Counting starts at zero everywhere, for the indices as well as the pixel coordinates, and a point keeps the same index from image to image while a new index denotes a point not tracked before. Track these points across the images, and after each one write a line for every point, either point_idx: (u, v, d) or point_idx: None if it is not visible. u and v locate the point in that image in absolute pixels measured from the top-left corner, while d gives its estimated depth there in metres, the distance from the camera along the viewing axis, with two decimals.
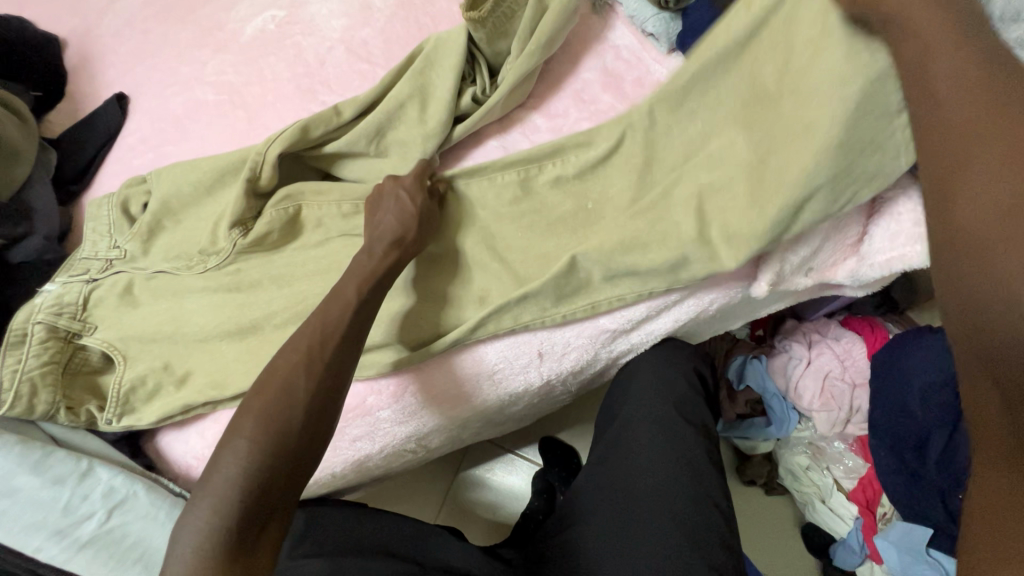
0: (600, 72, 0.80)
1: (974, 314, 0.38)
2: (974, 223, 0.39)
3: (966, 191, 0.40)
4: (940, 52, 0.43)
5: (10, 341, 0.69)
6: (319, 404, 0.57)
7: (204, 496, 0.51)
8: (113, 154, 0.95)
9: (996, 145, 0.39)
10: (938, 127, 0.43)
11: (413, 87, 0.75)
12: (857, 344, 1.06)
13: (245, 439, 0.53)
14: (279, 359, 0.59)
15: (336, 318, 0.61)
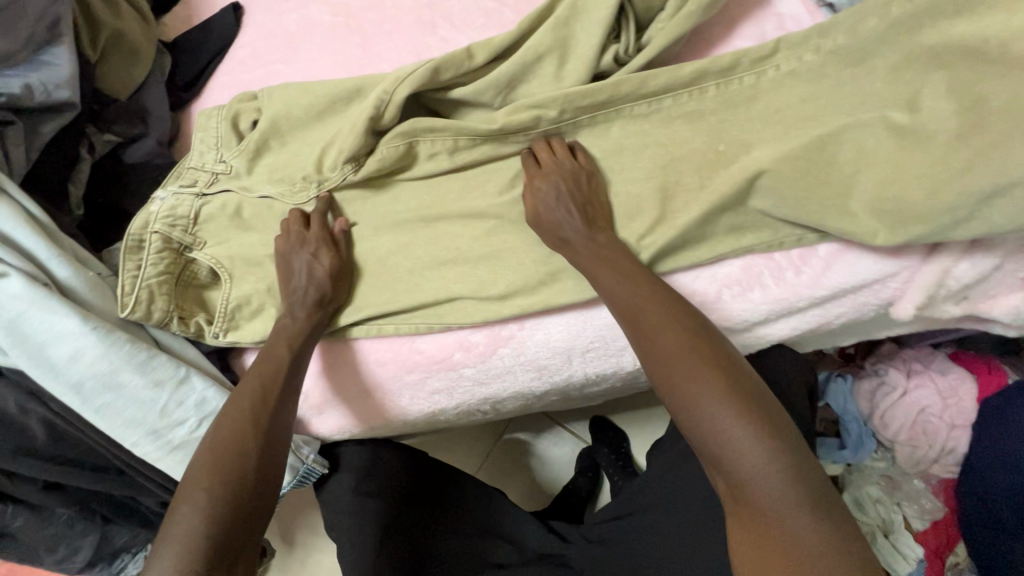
0: (756, 40, 0.71)
1: (717, 454, 0.48)
2: (706, 408, 0.49)
3: (669, 352, 0.53)
4: (620, 270, 0.60)
5: (129, 244, 0.71)
6: (261, 451, 0.59)
7: (170, 541, 0.52)
8: (224, 66, 0.93)
9: (675, 321, 0.55)
10: (654, 355, 0.54)
11: (554, 39, 0.69)
12: (967, 382, 0.96)
13: (203, 484, 0.55)
14: (225, 408, 0.62)
15: (273, 371, 0.64)
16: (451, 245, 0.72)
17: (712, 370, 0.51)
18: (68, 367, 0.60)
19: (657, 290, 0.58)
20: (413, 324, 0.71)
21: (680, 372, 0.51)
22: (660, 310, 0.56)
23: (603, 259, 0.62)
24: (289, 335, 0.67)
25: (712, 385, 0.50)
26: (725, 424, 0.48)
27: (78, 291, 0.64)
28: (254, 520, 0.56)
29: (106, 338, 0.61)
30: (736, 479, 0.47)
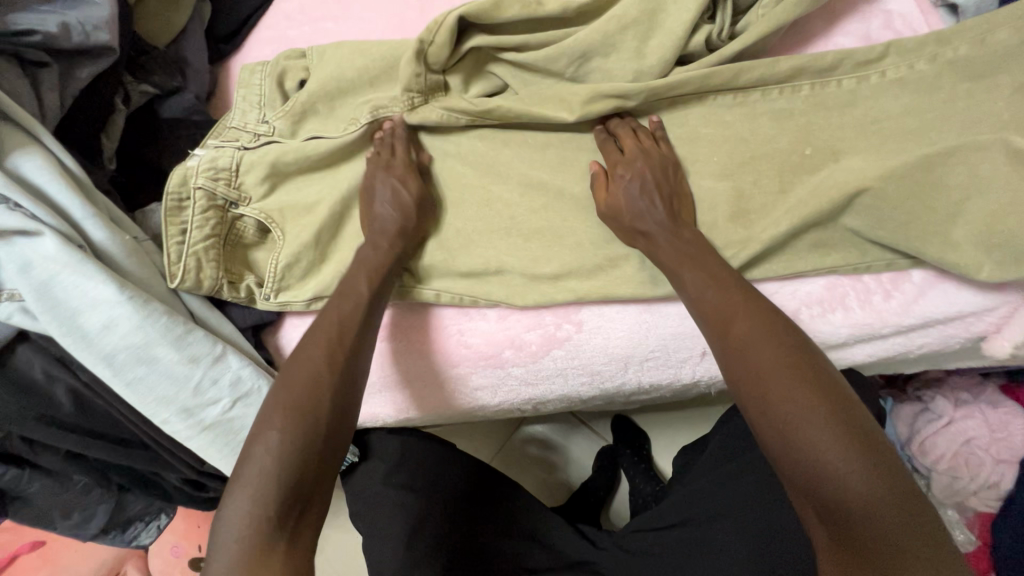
0: (859, 37, 0.65)
1: (813, 480, 0.43)
2: (805, 429, 0.45)
3: (759, 368, 0.49)
4: (705, 270, 0.57)
5: (171, 204, 0.66)
6: (339, 397, 0.54)
7: (249, 473, 0.48)
8: (268, 19, 0.87)
9: (771, 336, 0.51)
10: (743, 367, 0.50)
11: (642, 10, 0.62)
12: (1017, 416, 0.93)
13: (276, 421, 0.51)
14: (299, 350, 0.56)
15: (352, 308, 0.60)
16: (505, 229, 0.68)
17: (816, 393, 0.46)
18: (101, 337, 0.56)
19: (752, 299, 0.54)
20: (458, 297, 0.68)
21: (775, 387, 0.47)
22: (754, 321, 0.52)
23: (690, 257, 0.58)
24: (372, 266, 0.63)
25: (812, 406, 0.45)
26: (824, 449, 0.43)
27: (116, 256, 0.59)
28: (330, 463, 0.52)
29: (144, 308, 0.57)
30: (831, 507, 0.42)
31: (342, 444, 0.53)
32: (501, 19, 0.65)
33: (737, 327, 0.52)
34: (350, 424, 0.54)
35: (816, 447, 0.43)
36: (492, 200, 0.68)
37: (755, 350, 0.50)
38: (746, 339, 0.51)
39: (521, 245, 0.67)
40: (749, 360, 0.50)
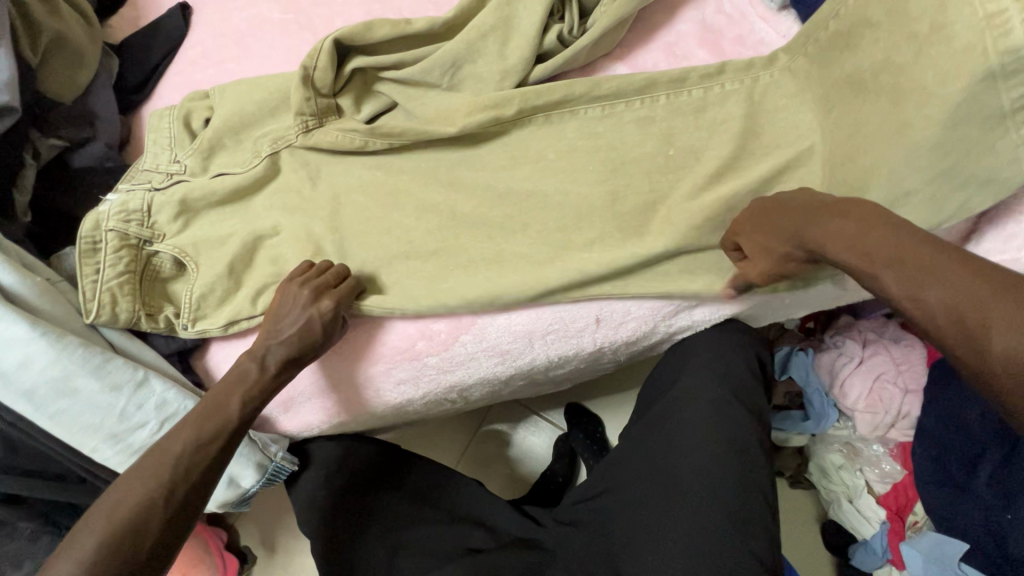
0: (697, 25, 0.73)
1: (971, 336, 0.42)
2: (924, 288, 0.44)
3: (843, 253, 0.50)
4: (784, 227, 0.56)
5: (84, 248, 0.70)
6: (177, 514, 0.55)
7: (93, 531, 0.52)
8: (174, 67, 0.92)
9: (861, 219, 0.50)
10: (849, 258, 0.50)
11: (497, 18, 0.71)
12: (916, 349, 1.02)
13: (137, 498, 0.54)
14: (194, 407, 0.61)
15: (252, 390, 0.63)
16: (404, 229, 0.73)
17: (924, 260, 0.45)
18: (19, 373, 0.59)
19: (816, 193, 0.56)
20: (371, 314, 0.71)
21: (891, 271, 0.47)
22: (807, 210, 0.54)
23: (761, 225, 0.59)
24: (250, 383, 0.63)
25: (923, 274, 0.44)
26: (962, 295, 0.43)
27: (28, 298, 0.62)
28: (165, 551, 0.54)
29: (58, 342, 0.60)
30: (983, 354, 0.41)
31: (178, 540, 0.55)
32: (374, 40, 0.73)
33: (885, 222, 0.49)
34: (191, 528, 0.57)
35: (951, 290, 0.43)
36: (391, 209, 0.74)
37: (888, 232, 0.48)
38: (893, 229, 0.48)
39: (422, 242, 0.73)
40: (899, 240, 0.47)
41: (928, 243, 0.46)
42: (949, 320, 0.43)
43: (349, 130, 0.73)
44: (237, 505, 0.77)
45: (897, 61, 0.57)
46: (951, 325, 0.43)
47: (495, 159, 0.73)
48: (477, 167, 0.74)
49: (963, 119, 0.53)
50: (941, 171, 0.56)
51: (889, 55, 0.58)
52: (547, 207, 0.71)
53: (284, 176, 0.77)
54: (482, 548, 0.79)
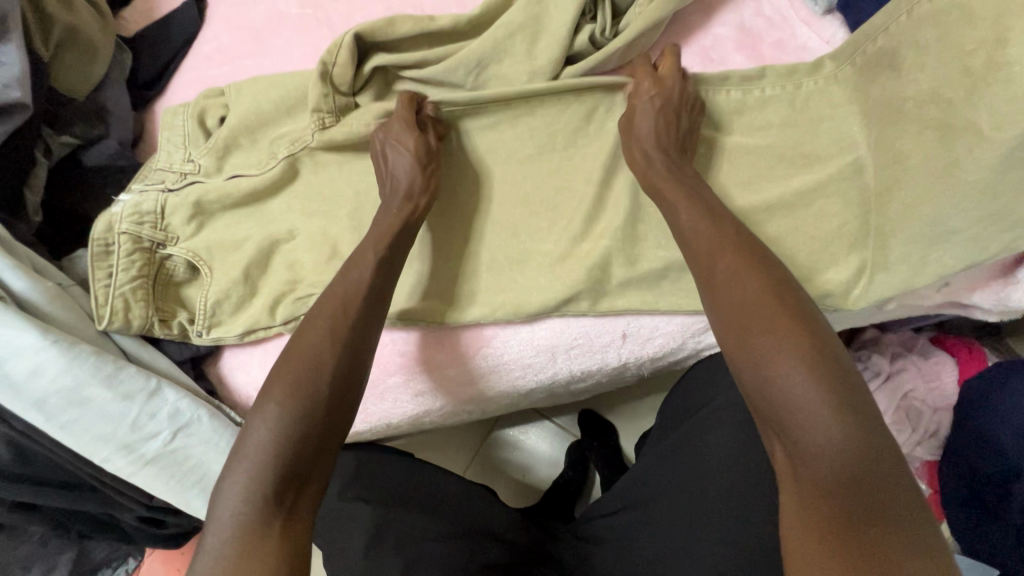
0: (736, 27, 0.69)
1: (780, 407, 0.45)
2: (784, 369, 0.46)
3: (747, 322, 0.49)
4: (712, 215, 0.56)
5: (96, 251, 0.68)
6: (340, 359, 0.54)
7: (242, 454, 0.49)
8: (188, 61, 0.89)
9: (766, 291, 0.50)
10: (726, 287, 0.52)
11: (526, 18, 0.68)
12: (947, 364, 0.97)
13: (271, 417, 0.51)
14: (301, 328, 0.56)
15: (355, 287, 0.59)
16: (424, 236, 0.71)
17: (790, 329, 0.47)
18: (29, 382, 0.57)
19: (745, 238, 0.55)
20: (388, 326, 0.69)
21: (746, 334, 0.48)
22: (741, 261, 0.52)
23: (683, 186, 0.59)
24: (382, 230, 0.63)
25: (796, 356, 0.46)
26: (775, 357, 0.46)
27: (39, 303, 0.61)
28: (328, 444, 0.52)
29: (70, 350, 0.59)
30: (794, 434, 0.44)
31: (341, 428, 0.53)
32: (396, 36, 0.70)
33: (724, 270, 0.53)
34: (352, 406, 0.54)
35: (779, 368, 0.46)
36: None
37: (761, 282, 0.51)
38: (733, 274, 0.52)
39: (442, 250, 0.70)
40: (728, 289, 0.51)
41: (767, 303, 0.49)
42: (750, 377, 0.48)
43: (371, 108, 0.70)
44: None
45: (946, 95, 0.52)
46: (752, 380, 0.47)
47: (520, 165, 0.70)
48: (500, 169, 0.70)
49: (1012, 163, 0.49)
50: (993, 213, 0.51)
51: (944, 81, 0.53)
52: (572, 214, 0.68)
53: (301, 178, 0.75)
54: (507, 560, 0.79)
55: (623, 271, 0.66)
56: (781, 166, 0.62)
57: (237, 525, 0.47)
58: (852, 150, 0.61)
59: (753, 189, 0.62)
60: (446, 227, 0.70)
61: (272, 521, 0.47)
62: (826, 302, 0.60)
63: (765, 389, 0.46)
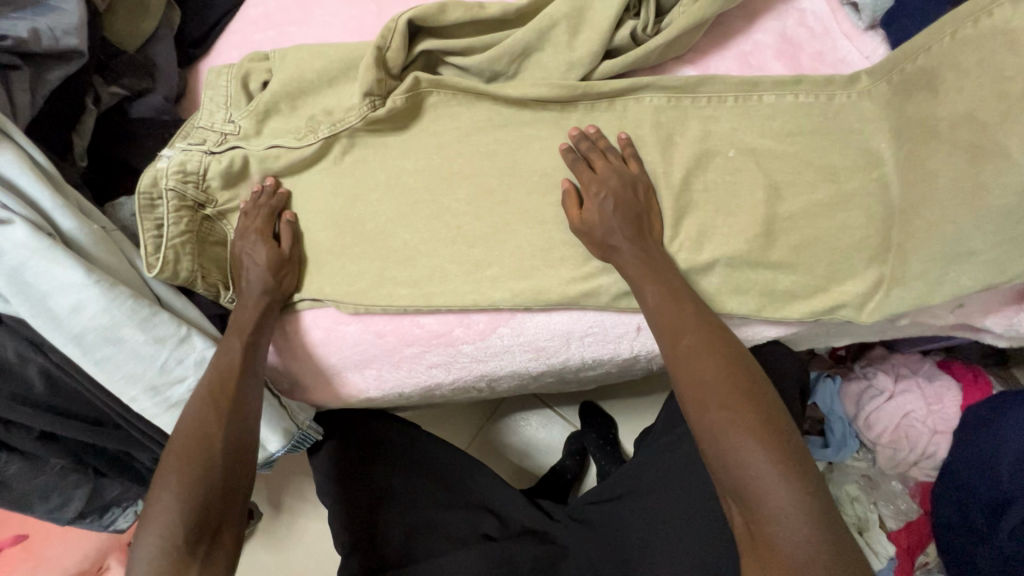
0: (776, 36, 0.70)
1: (738, 482, 0.50)
2: (742, 448, 0.50)
3: (707, 403, 0.53)
4: (667, 286, 0.61)
5: (144, 206, 0.71)
6: (229, 432, 0.61)
7: (153, 526, 0.56)
8: (235, 24, 0.91)
9: (726, 375, 0.54)
10: (665, 332, 0.59)
11: (570, 8, 0.69)
12: (952, 390, 0.98)
13: (178, 487, 0.57)
14: (190, 404, 0.63)
15: (228, 364, 0.65)
16: (454, 212, 0.73)
17: (738, 389, 0.53)
18: (70, 318, 0.60)
19: (703, 318, 0.59)
20: (406, 305, 0.72)
21: (707, 417, 0.53)
22: (704, 343, 0.57)
23: (651, 269, 0.62)
24: (246, 325, 0.69)
25: (753, 436, 0.50)
26: (721, 405, 0.53)
27: (83, 244, 0.63)
28: (233, 499, 0.60)
29: (110, 291, 0.61)
30: (753, 511, 0.49)
31: (243, 481, 0.62)
32: (446, 22, 0.71)
33: (667, 317, 0.59)
34: (249, 466, 0.63)
35: (725, 419, 0.52)
36: (440, 195, 0.74)
37: (698, 333, 0.58)
38: (662, 311, 0.60)
39: (469, 229, 0.72)
40: (677, 330, 0.58)
41: (719, 358, 0.56)
42: (700, 426, 0.53)
43: (413, 84, 0.73)
44: (259, 469, 0.76)
45: (980, 118, 0.53)
46: (705, 433, 0.53)
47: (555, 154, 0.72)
48: (533, 157, 0.72)
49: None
50: (1012, 239, 0.52)
51: (979, 104, 0.54)
52: None
53: (339, 150, 0.78)
54: (494, 536, 0.79)
55: None
56: (809, 176, 0.64)
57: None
58: (881, 167, 0.62)
59: (780, 197, 0.64)
60: (474, 207, 0.73)
61: (185, 570, 0.55)
62: (839, 311, 0.62)
63: (710, 436, 0.52)
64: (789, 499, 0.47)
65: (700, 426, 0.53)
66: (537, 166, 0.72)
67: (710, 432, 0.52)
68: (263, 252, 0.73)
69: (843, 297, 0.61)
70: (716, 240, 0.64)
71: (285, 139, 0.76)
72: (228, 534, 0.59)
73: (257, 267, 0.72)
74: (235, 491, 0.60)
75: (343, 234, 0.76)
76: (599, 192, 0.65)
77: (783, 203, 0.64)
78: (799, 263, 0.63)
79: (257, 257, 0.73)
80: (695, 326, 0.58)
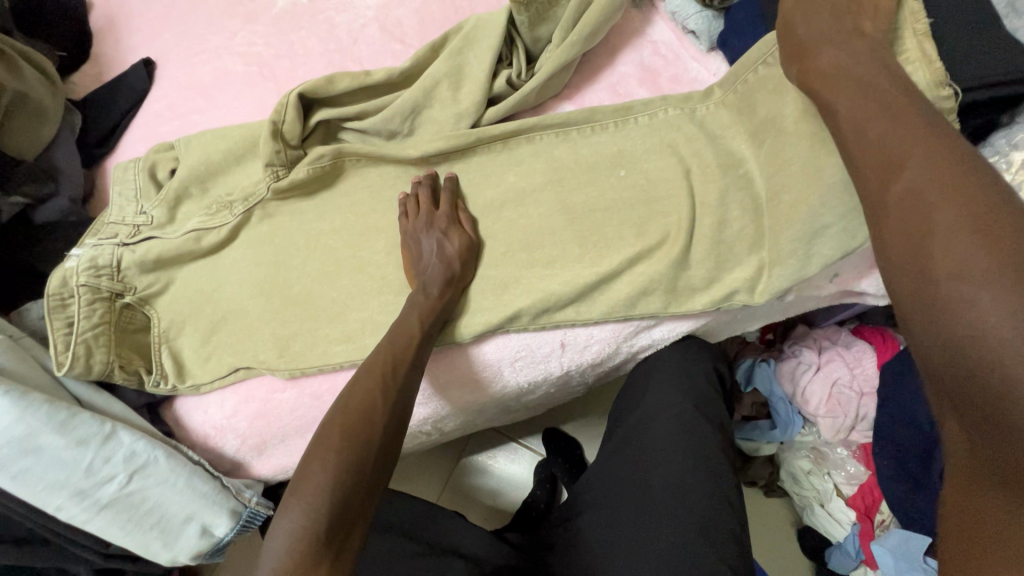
0: (636, 66, 0.79)
1: (968, 362, 0.38)
2: (978, 305, 0.38)
3: (930, 257, 0.42)
4: (889, 111, 0.50)
5: (52, 304, 0.71)
6: (388, 412, 0.60)
7: (299, 497, 0.54)
8: (138, 120, 0.94)
9: (963, 222, 0.41)
10: (870, 164, 0.50)
11: (449, 66, 0.75)
12: (867, 353, 1.06)
13: (330, 463, 0.55)
14: (356, 382, 0.62)
15: (405, 348, 0.64)
16: (374, 264, 0.77)
17: (974, 215, 0.41)
18: None
19: (959, 144, 0.46)
20: (339, 363, 0.72)
21: (935, 254, 0.42)
22: (930, 164, 0.45)
23: (883, 102, 0.51)
24: (424, 308, 0.67)
25: (1000, 291, 0.38)
26: (957, 232, 0.41)
27: None
28: (378, 481, 0.58)
29: (21, 400, 0.60)
30: (981, 382, 0.37)
31: (383, 479, 0.59)
32: (337, 93, 0.77)
33: (870, 146, 0.50)
34: (393, 456, 0.60)
35: (955, 255, 0.41)
36: (360, 251, 0.77)
37: (916, 154, 0.46)
38: (877, 134, 0.50)
39: (390, 278, 0.75)
40: (895, 156, 0.48)
41: (935, 182, 0.44)
42: (907, 277, 0.44)
43: (317, 157, 0.76)
44: (211, 556, 0.72)
45: None
46: (917, 284, 0.43)
47: (462, 197, 0.76)
48: None
49: None
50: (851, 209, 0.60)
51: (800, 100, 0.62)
52: (505, 235, 0.74)
53: (256, 225, 0.80)
54: None
55: (558, 277, 0.71)
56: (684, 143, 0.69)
57: (289, 567, 0.51)
58: (743, 165, 0.69)
59: (666, 203, 0.71)
60: (391, 257, 0.76)
61: (323, 561, 0.51)
62: (734, 297, 0.67)
63: (925, 282, 0.42)
64: None
65: (909, 279, 0.44)
66: None
67: (942, 277, 0.41)
68: (457, 237, 0.71)
69: (732, 284, 0.67)
70: (619, 249, 0.70)
71: (198, 220, 0.79)
72: (363, 528, 0.55)
73: (447, 254, 0.70)
74: (381, 474, 0.58)
75: (269, 304, 0.77)
76: (826, 47, 0.57)
77: (669, 208, 0.70)
78: (691, 259, 0.68)
79: (447, 240, 0.71)
80: (907, 148, 0.47)
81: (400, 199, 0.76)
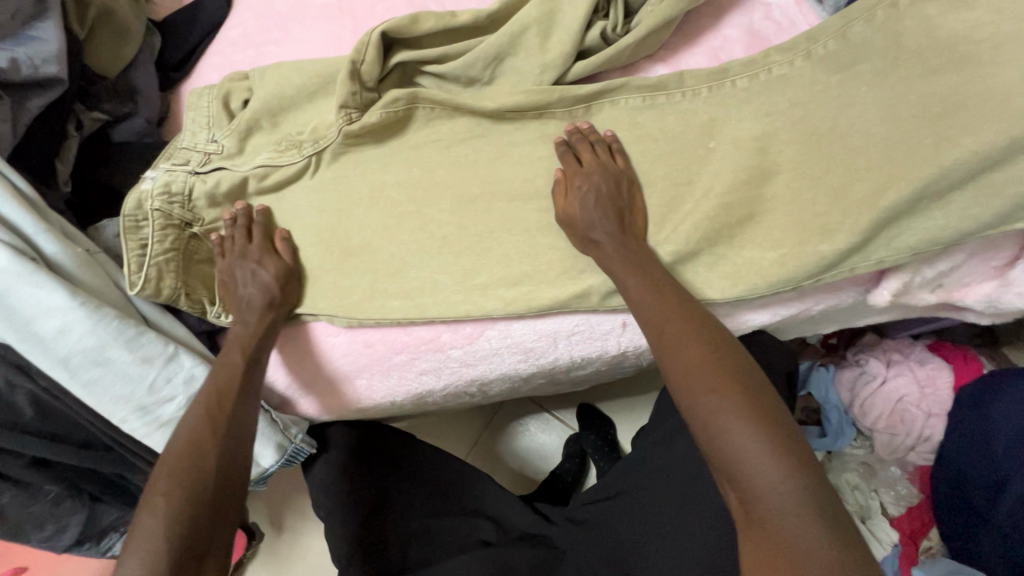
0: (744, 30, 0.72)
1: (728, 461, 0.48)
2: (759, 485, 0.46)
3: (755, 453, 0.47)
4: (649, 278, 0.61)
5: (127, 225, 0.72)
6: (216, 451, 0.58)
7: (138, 549, 0.51)
8: (215, 46, 0.92)
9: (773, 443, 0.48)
10: (669, 363, 0.55)
11: (541, 11, 0.70)
12: (944, 372, 0.99)
13: (161, 510, 0.53)
14: (180, 424, 0.61)
15: (228, 380, 0.64)
16: (437, 218, 0.74)
17: (723, 383, 0.51)
18: (55, 341, 0.60)
19: (687, 304, 0.59)
20: (395, 318, 0.72)
21: (693, 401, 0.52)
22: (690, 330, 0.56)
23: (633, 263, 0.62)
24: (247, 341, 0.68)
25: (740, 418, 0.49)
26: (690, 376, 0.53)
27: (67, 266, 0.64)
28: (215, 530, 0.56)
29: (96, 312, 0.62)
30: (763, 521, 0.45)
31: (221, 530, 0.56)
32: (419, 33, 0.73)
33: (681, 345, 0.55)
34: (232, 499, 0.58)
35: (748, 453, 0.47)
36: (423, 207, 0.74)
37: (695, 332, 0.56)
38: (685, 345, 0.55)
39: (452, 236, 0.73)
40: (661, 311, 0.58)
41: (718, 354, 0.54)
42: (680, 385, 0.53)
43: (392, 100, 0.73)
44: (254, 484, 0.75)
45: None
46: (715, 441, 0.50)
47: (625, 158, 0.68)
48: (512, 167, 0.73)
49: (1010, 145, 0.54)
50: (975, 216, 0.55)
51: None
52: None
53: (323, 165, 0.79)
54: (492, 542, 0.78)
55: None
56: None
57: None
58: None
59: (767, 179, 0.63)
60: (455, 214, 0.73)
61: None
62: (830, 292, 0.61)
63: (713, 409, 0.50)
64: (800, 499, 0.45)
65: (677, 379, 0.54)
66: (517, 173, 0.72)
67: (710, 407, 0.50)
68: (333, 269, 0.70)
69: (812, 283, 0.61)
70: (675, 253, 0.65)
71: (267, 154, 0.78)
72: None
73: (343, 295, 0.70)
74: (217, 517, 0.56)
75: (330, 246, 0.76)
76: None
77: (769, 186, 0.63)
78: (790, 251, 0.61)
79: (335, 276, 0.70)
80: (686, 332, 0.56)
81: (557, 143, 0.70)
